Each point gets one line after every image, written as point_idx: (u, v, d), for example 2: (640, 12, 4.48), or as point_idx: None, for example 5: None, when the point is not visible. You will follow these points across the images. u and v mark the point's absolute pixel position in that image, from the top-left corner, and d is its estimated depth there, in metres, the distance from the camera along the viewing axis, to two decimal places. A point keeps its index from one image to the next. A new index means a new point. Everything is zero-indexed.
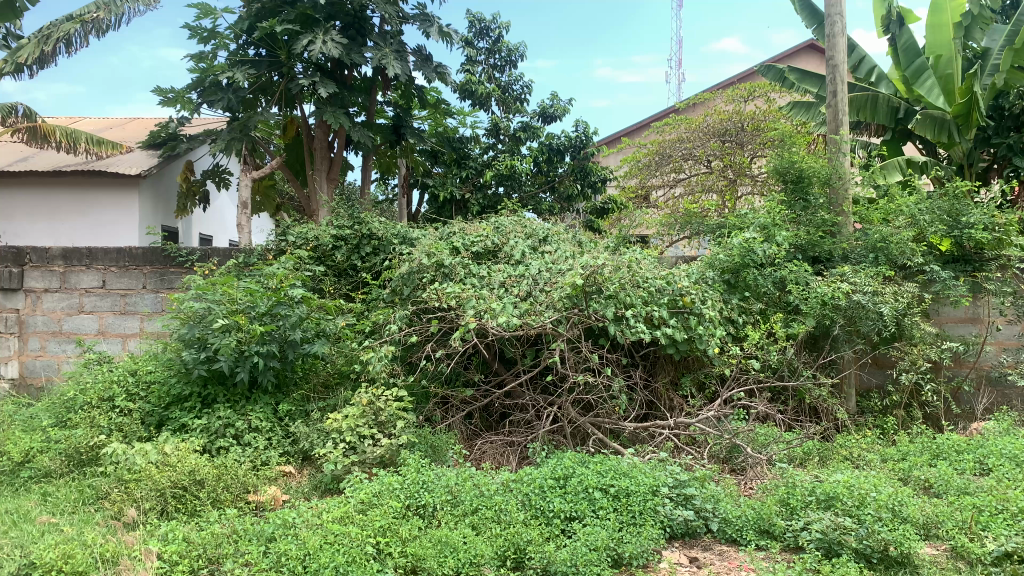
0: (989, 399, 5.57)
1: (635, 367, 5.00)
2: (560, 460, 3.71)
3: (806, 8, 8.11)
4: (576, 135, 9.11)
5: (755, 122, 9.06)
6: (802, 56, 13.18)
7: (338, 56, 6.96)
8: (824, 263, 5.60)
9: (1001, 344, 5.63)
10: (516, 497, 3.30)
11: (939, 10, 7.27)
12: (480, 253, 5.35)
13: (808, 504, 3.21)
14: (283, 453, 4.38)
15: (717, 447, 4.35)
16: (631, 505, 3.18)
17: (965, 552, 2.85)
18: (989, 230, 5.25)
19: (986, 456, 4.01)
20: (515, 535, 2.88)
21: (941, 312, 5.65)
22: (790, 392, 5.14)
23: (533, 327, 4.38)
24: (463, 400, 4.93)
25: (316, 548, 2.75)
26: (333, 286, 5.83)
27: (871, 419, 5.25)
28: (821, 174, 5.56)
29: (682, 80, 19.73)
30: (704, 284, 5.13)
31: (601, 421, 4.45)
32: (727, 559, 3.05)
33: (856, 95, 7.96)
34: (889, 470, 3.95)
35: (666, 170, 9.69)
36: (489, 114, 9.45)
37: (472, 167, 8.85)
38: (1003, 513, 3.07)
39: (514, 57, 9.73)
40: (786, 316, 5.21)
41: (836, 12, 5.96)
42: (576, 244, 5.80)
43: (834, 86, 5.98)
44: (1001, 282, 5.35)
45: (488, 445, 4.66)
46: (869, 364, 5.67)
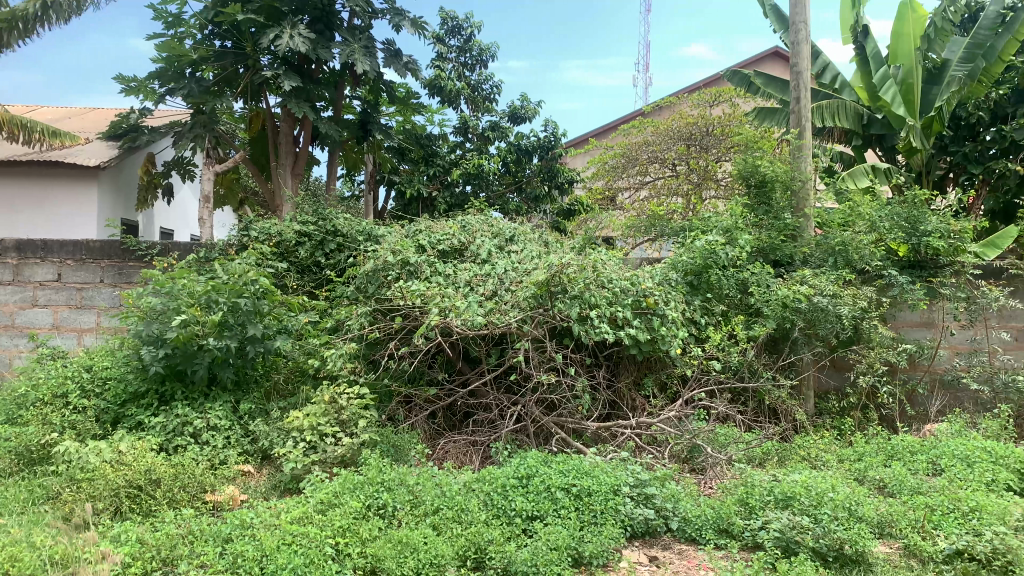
0: (942, 401, 5.65)
1: (598, 367, 5.00)
2: (524, 460, 3.69)
3: (774, 14, 8.22)
4: (545, 136, 9.22)
5: (721, 127, 9.12)
6: (767, 63, 13.39)
7: (305, 52, 6.88)
8: (784, 267, 5.69)
9: (955, 348, 5.73)
10: (477, 497, 3.28)
11: (900, 19, 7.27)
12: (446, 252, 5.33)
13: (766, 504, 3.23)
14: (242, 452, 4.31)
15: (677, 446, 4.41)
16: (592, 504, 3.19)
17: (918, 550, 2.91)
18: (946, 238, 5.37)
19: (940, 457, 4.08)
20: (476, 535, 2.87)
21: (897, 316, 5.72)
22: (750, 393, 5.21)
23: (497, 326, 4.38)
24: (426, 400, 4.90)
25: (274, 549, 2.70)
26: (297, 282, 5.77)
27: (829, 420, 5.32)
28: (783, 180, 5.66)
29: (650, 84, 19.76)
30: (668, 285, 5.15)
31: (564, 421, 4.47)
32: (686, 558, 3.06)
33: (827, 102, 7.95)
34: (845, 470, 4.02)
35: (633, 172, 9.69)
36: (458, 113, 9.44)
37: (440, 164, 8.89)
38: (954, 512, 3.14)
39: (485, 57, 9.74)
40: (747, 318, 5.28)
41: (801, 19, 6.01)
42: (542, 244, 5.83)
43: (799, 93, 6.05)
44: (955, 287, 5.46)
45: (451, 445, 4.64)
46: (827, 366, 5.73)
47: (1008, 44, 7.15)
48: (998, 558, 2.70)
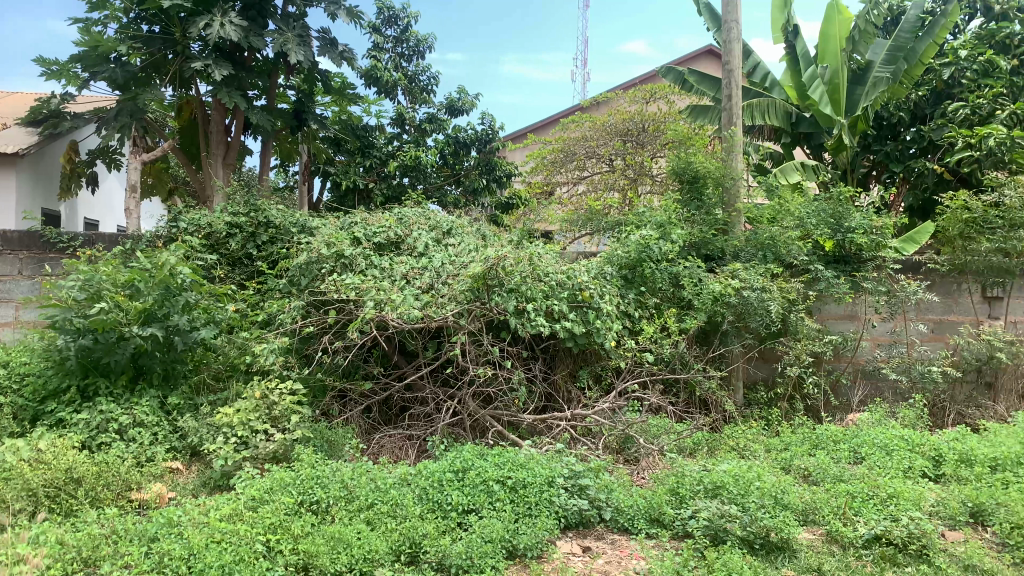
0: (863, 391, 5.85)
1: (535, 360, 5.02)
2: (459, 453, 3.67)
3: (708, 12, 8.36)
4: (482, 129, 9.22)
5: (656, 124, 9.28)
6: (701, 61, 13.64)
7: (237, 40, 6.70)
8: (715, 261, 5.82)
9: (876, 340, 5.95)
10: (412, 491, 3.26)
11: (828, 20, 7.47)
12: (381, 244, 5.26)
13: (696, 493, 3.29)
14: (170, 449, 4.20)
15: (611, 437, 4.47)
16: (527, 496, 3.20)
17: (840, 536, 3.02)
18: (869, 234, 5.57)
19: (861, 445, 4.23)
20: (410, 530, 2.85)
21: (824, 309, 5.90)
22: (682, 384, 5.31)
23: (434, 320, 4.37)
24: (361, 394, 4.84)
25: (202, 547, 2.63)
26: (227, 274, 5.62)
27: (757, 411, 5.46)
28: (715, 176, 5.78)
29: (588, 79, 19.84)
30: (603, 279, 5.17)
31: (501, 414, 4.47)
32: (618, 548, 3.11)
33: (757, 100, 8.11)
34: (772, 459, 4.13)
35: (571, 167, 9.79)
36: (395, 104, 9.34)
37: (377, 156, 8.80)
38: (874, 498, 3.26)
39: (422, 48, 9.66)
40: (679, 311, 5.38)
41: (733, 18, 6.13)
42: (479, 237, 5.82)
43: (730, 90, 6.18)
44: (877, 281, 5.65)
45: (386, 439, 4.59)
46: (755, 358, 5.88)
47: (928, 47, 7.44)
48: (914, 542, 2.88)
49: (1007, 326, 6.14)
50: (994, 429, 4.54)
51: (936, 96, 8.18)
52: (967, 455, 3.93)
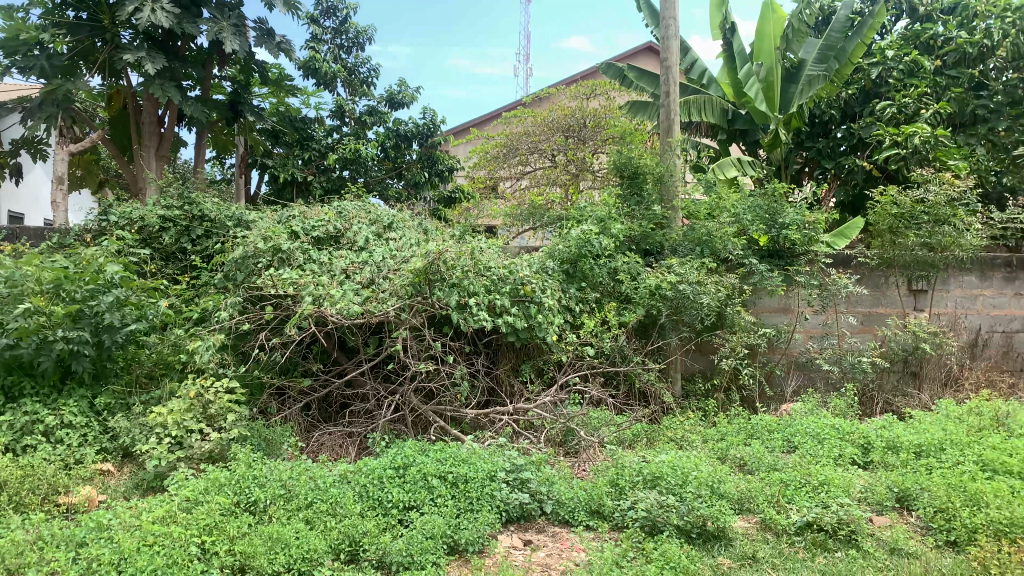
0: (796, 382, 6.02)
1: (477, 355, 5.02)
2: (400, 449, 3.64)
3: (647, 9, 8.46)
4: (424, 123, 9.21)
5: (596, 120, 9.35)
6: (641, 57, 13.80)
7: (169, 27, 6.49)
8: (654, 256, 5.90)
9: (808, 332, 6.12)
10: (352, 489, 3.22)
11: (763, 19, 7.64)
12: (320, 238, 5.18)
13: (635, 484, 3.34)
14: (100, 450, 4.08)
15: (552, 430, 4.49)
16: (468, 491, 3.20)
17: (773, 524, 3.10)
18: (801, 229, 5.73)
19: (793, 434, 4.35)
20: (350, 527, 2.82)
21: (758, 302, 6.06)
22: (621, 376, 5.38)
23: (374, 315, 4.32)
24: (300, 392, 4.77)
25: (133, 551, 2.55)
26: (160, 270, 5.47)
27: (694, 402, 5.56)
28: (654, 172, 5.86)
29: (530, 74, 19.84)
30: (545, 274, 5.20)
31: (443, 409, 4.45)
32: (559, 540, 3.13)
33: (695, 98, 8.20)
34: (709, 449, 4.22)
35: (513, 163, 9.74)
36: (334, 96, 9.19)
37: (316, 148, 8.65)
38: (806, 485, 3.35)
39: (362, 40, 9.54)
40: (619, 305, 5.44)
41: (670, 15, 6.21)
42: (421, 232, 5.78)
43: (668, 87, 6.26)
44: (809, 275, 5.82)
45: (326, 437, 4.53)
46: (693, 350, 5.99)
47: (856, 47, 7.68)
48: (843, 528, 2.98)
49: (932, 317, 6.36)
50: (919, 417, 4.72)
51: (865, 94, 8.46)
52: (893, 442, 4.07)
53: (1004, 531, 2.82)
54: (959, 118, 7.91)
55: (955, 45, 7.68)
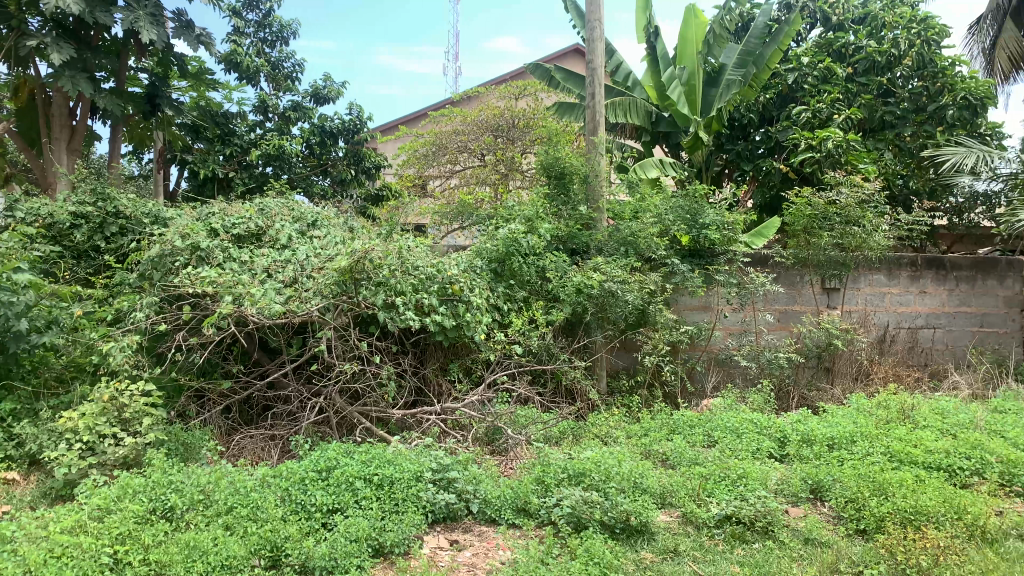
0: (717, 377, 6.18)
1: (404, 355, 4.98)
2: (324, 452, 3.58)
3: (574, 10, 8.54)
4: (350, 119, 9.07)
5: (525, 120, 9.44)
6: (569, 59, 13.93)
7: (79, 15, 6.20)
8: (581, 255, 5.96)
9: (728, 330, 6.29)
10: (274, 493, 3.14)
11: (685, 24, 7.81)
12: (242, 236, 5.04)
13: (560, 481, 3.36)
14: (4, 458, 3.93)
15: (479, 429, 4.50)
16: (394, 493, 3.17)
17: (694, 517, 3.17)
18: (721, 229, 5.94)
19: (714, 429, 4.47)
20: (271, 533, 2.75)
21: (680, 301, 6.21)
22: (549, 374, 5.44)
23: (297, 315, 4.23)
24: (221, 394, 4.64)
25: (39, 564, 2.42)
26: (71, 268, 5.24)
27: (619, 399, 5.65)
28: (581, 172, 5.92)
29: (459, 72, 19.71)
30: (473, 272, 5.17)
31: (369, 410, 4.41)
32: (485, 540, 3.13)
33: (620, 99, 8.36)
34: (633, 445, 4.29)
35: (443, 161, 9.63)
36: (257, 91, 8.96)
37: (238, 144, 8.49)
38: (726, 479, 3.44)
39: (286, 34, 9.33)
40: (547, 303, 5.48)
41: (596, 17, 6.28)
42: (346, 230, 5.70)
43: (593, 89, 6.34)
44: (728, 274, 5.98)
45: (247, 440, 4.42)
46: (618, 348, 6.08)
47: (773, 53, 7.94)
48: (760, 520, 3.08)
49: (844, 314, 6.63)
50: (831, 410, 4.91)
51: (782, 99, 8.73)
52: (807, 435, 4.22)
53: (910, 519, 2.95)
54: (868, 123, 8.25)
55: (866, 53, 8.01)
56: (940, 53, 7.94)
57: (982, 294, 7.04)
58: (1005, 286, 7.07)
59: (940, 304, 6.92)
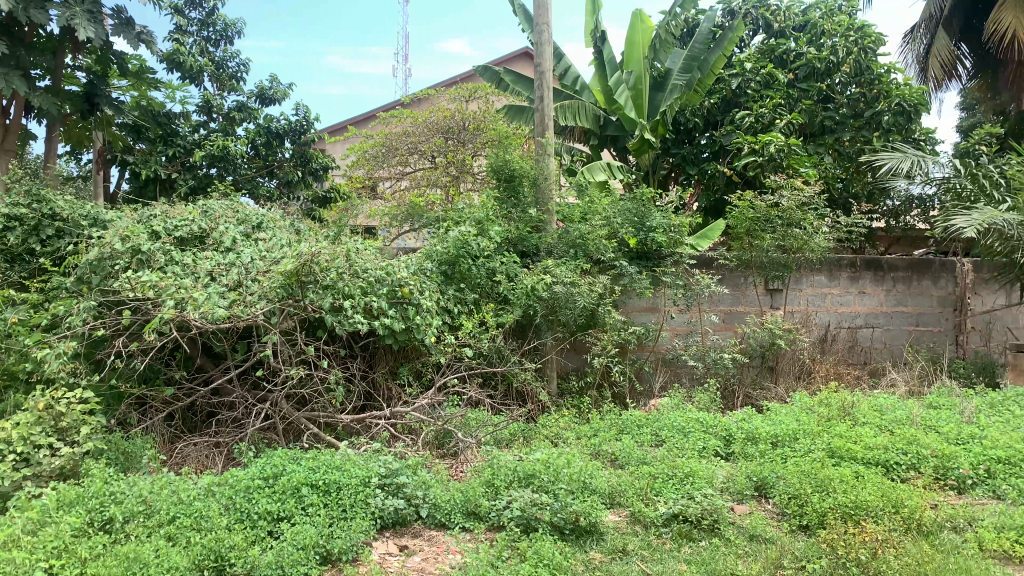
0: (664, 377, 6.26)
1: (353, 359, 4.93)
2: (270, 458, 3.52)
3: (522, 14, 8.57)
4: (296, 120, 8.93)
5: (476, 123, 9.37)
6: (518, 61, 13.97)
7: (11, 11, 5.97)
8: (531, 257, 5.97)
9: (674, 330, 6.38)
10: (218, 502, 3.07)
11: (631, 29, 7.89)
12: (184, 239, 4.93)
13: (510, 483, 3.37)
14: None
15: (429, 432, 4.48)
16: (341, 499, 3.14)
17: (642, 516, 3.20)
18: (667, 232, 6.01)
19: (661, 429, 4.52)
20: (215, 542, 2.68)
21: (628, 302, 6.28)
22: (499, 376, 5.44)
23: (242, 319, 4.16)
24: (163, 401, 4.52)
25: None
26: (4, 272, 5.05)
27: (569, 400, 5.68)
28: (530, 175, 5.93)
29: (408, 74, 19.60)
30: (422, 275, 5.12)
31: (316, 415, 4.36)
32: (435, 544, 3.12)
33: (568, 103, 8.46)
34: (583, 446, 4.31)
35: (393, 163, 9.58)
36: (200, 90, 8.77)
37: (182, 144, 8.24)
38: (673, 478, 3.48)
39: (230, 33, 9.16)
40: (497, 306, 5.48)
41: (544, 21, 6.31)
42: (292, 232, 5.62)
43: (542, 92, 6.37)
44: (675, 276, 6.07)
45: (190, 447, 4.33)
46: (567, 349, 6.11)
47: (718, 59, 8.09)
48: (706, 518, 3.12)
49: (786, 314, 6.79)
50: (775, 409, 5.01)
51: (726, 104, 8.89)
52: (751, 433, 4.30)
53: (850, 514, 3.03)
54: (809, 128, 8.46)
55: (806, 60, 8.22)
56: (877, 61, 8.20)
57: (917, 295, 7.24)
58: (938, 286, 7.29)
59: (879, 305, 7.13)
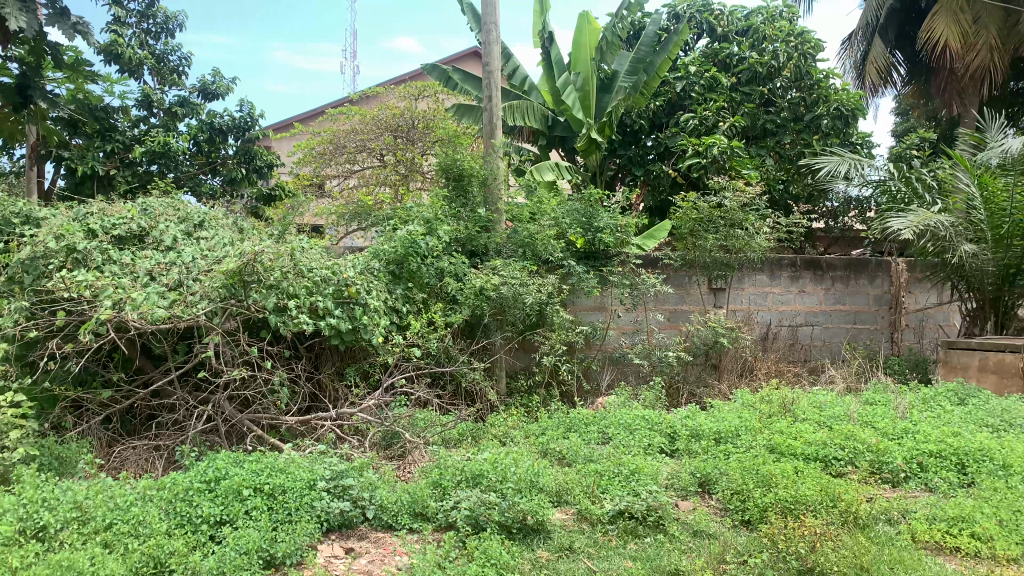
0: (611, 376, 6.32)
1: (298, 359, 4.87)
2: (212, 461, 3.45)
3: (470, 13, 8.56)
4: (240, 116, 8.75)
5: (425, 121, 9.38)
6: (466, 61, 13.96)
7: None
8: (480, 257, 5.96)
9: (621, 329, 6.45)
10: (157, 507, 3.00)
11: (578, 31, 7.94)
12: (123, 237, 4.79)
13: (457, 483, 3.36)
14: None
15: (376, 433, 4.44)
16: (286, 502, 3.09)
17: (588, 514, 3.23)
18: (614, 232, 6.05)
19: (608, 426, 4.57)
20: (155, 548, 2.62)
21: (575, 301, 6.32)
22: (447, 376, 5.43)
23: (182, 320, 4.07)
24: (100, 404, 4.39)
25: None
26: None
27: (518, 399, 5.70)
28: (479, 174, 5.93)
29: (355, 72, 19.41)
30: (370, 274, 5.03)
31: (260, 417, 4.29)
32: (381, 546, 3.09)
33: (518, 103, 8.54)
34: (530, 444, 4.33)
35: (342, 160, 9.47)
36: (140, 84, 8.53)
37: (120, 140, 8.03)
38: (619, 475, 3.52)
39: (172, 26, 8.94)
40: (446, 305, 5.45)
41: (491, 21, 6.31)
42: (236, 231, 5.52)
43: (490, 91, 6.37)
44: (622, 275, 6.13)
45: (129, 451, 4.22)
46: (516, 348, 6.13)
47: (664, 61, 8.27)
48: (652, 514, 3.16)
49: (729, 313, 6.92)
50: (718, 406, 5.11)
51: (671, 106, 9.02)
52: (695, 430, 4.38)
53: (790, 508, 3.11)
54: (751, 131, 8.64)
55: (748, 64, 8.39)
56: (816, 66, 8.42)
57: (854, 293, 7.45)
58: (874, 285, 7.51)
59: (818, 303, 7.32)
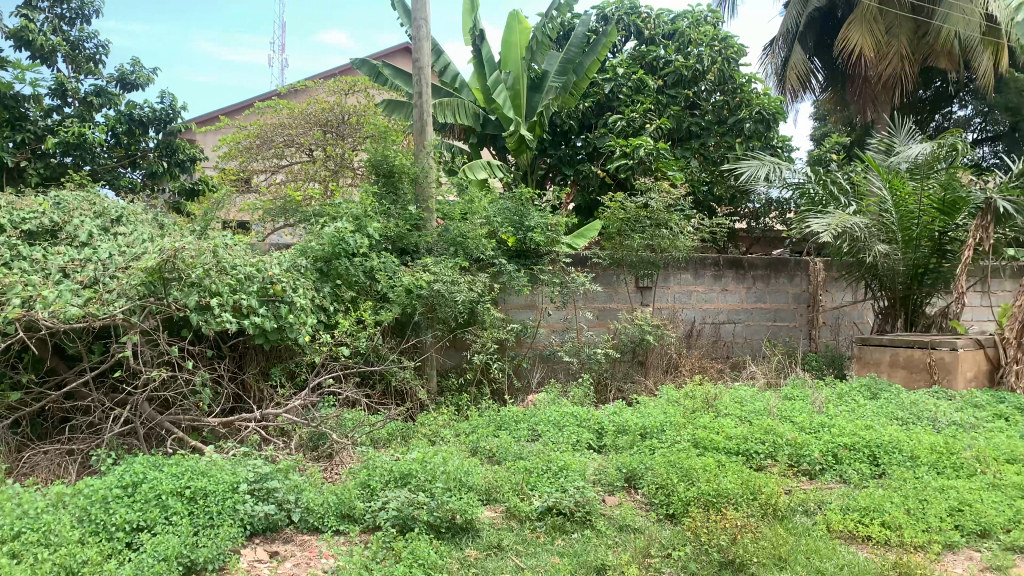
0: (541, 373, 6.37)
1: (221, 359, 4.75)
2: (129, 465, 3.34)
3: (401, 8, 8.48)
4: (161, 108, 8.45)
5: (355, 116, 9.19)
6: (397, 56, 13.82)
7: None
8: (410, 255, 5.92)
9: (551, 327, 6.50)
10: (70, 515, 2.87)
11: (509, 31, 7.97)
12: (34, 232, 4.57)
13: (385, 484, 3.33)
14: None
15: (303, 434, 4.37)
16: (208, 506, 3.00)
17: (517, 511, 3.26)
18: (545, 231, 6.14)
19: (537, 424, 4.60)
20: (66, 557, 2.51)
21: (506, 300, 6.34)
22: (377, 375, 5.38)
23: (98, 318, 3.91)
24: (8, 407, 4.18)
25: None
26: None
27: (448, 397, 5.69)
28: (409, 171, 5.88)
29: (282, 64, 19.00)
30: (296, 272, 4.99)
31: (181, 419, 4.17)
32: (307, 549, 3.04)
33: (449, 100, 8.33)
34: (460, 443, 4.33)
35: (269, 154, 9.28)
36: (53, 72, 8.16)
37: (32, 130, 7.63)
38: (548, 471, 3.55)
39: (87, 12, 8.57)
40: (376, 303, 5.39)
41: (422, 16, 6.27)
42: (156, 226, 5.33)
43: (421, 88, 6.33)
44: (552, 274, 6.18)
45: (40, 457, 4.03)
46: (447, 346, 6.11)
47: (592, 63, 8.38)
48: (580, 510, 3.20)
49: (656, 311, 7.06)
50: (644, 402, 5.21)
51: (599, 107, 9.13)
52: (622, 426, 4.45)
53: (712, 501, 3.20)
54: (677, 133, 8.83)
55: (675, 67, 8.56)
56: (739, 70, 8.66)
57: (775, 292, 7.70)
58: (793, 284, 7.78)
59: (740, 302, 7.54)
